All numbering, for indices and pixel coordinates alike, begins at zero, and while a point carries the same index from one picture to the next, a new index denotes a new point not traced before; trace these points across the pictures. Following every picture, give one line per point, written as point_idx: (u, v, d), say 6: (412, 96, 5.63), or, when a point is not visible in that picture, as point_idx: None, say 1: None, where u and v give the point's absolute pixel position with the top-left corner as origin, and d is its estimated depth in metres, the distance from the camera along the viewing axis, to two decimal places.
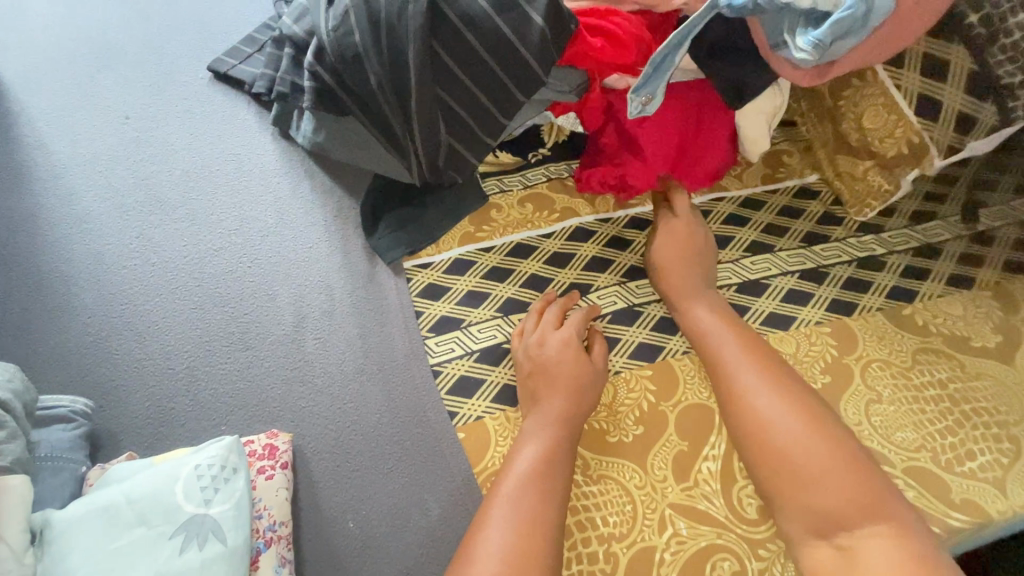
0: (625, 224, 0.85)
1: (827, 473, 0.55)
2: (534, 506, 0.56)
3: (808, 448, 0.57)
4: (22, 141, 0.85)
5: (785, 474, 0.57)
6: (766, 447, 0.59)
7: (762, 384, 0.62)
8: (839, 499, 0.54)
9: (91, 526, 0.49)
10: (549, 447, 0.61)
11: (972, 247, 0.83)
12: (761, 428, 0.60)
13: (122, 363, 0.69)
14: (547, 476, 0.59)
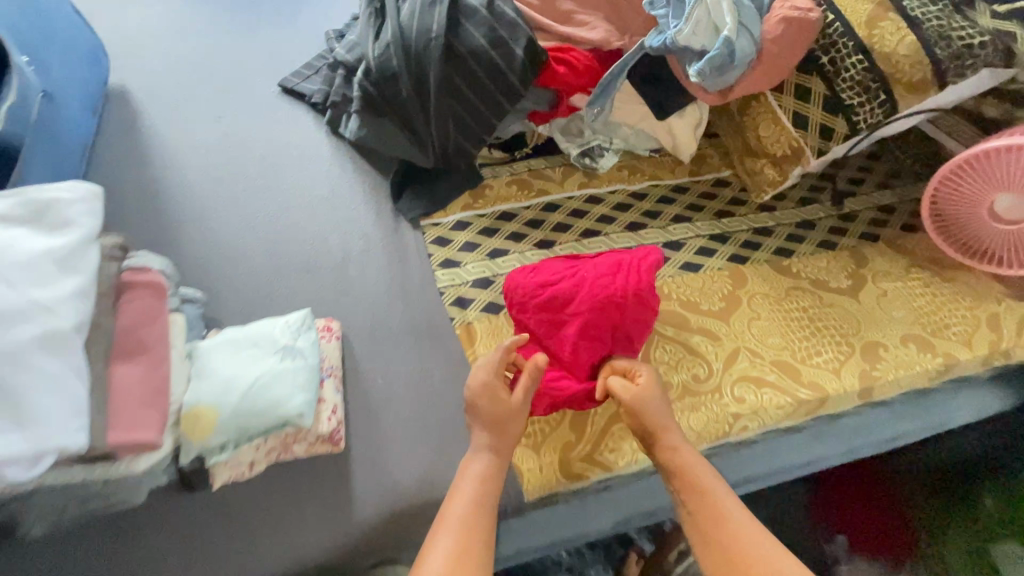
0: (584, 200, 1.14)
1: (739, 544, 0.73)
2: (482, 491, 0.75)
3: (735, 544, 0.74)
4: (142, 129, 1.15)
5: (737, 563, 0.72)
6: (698, 516, 0.77)
7: (729, 507, 0.77)
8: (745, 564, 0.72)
9: (220, 348, 0.74)
10: (491, 466, 0.77)
11: (840, 222, 1.13)
12: (731, 539, 0.74)
13: (220, 277, 0.96)
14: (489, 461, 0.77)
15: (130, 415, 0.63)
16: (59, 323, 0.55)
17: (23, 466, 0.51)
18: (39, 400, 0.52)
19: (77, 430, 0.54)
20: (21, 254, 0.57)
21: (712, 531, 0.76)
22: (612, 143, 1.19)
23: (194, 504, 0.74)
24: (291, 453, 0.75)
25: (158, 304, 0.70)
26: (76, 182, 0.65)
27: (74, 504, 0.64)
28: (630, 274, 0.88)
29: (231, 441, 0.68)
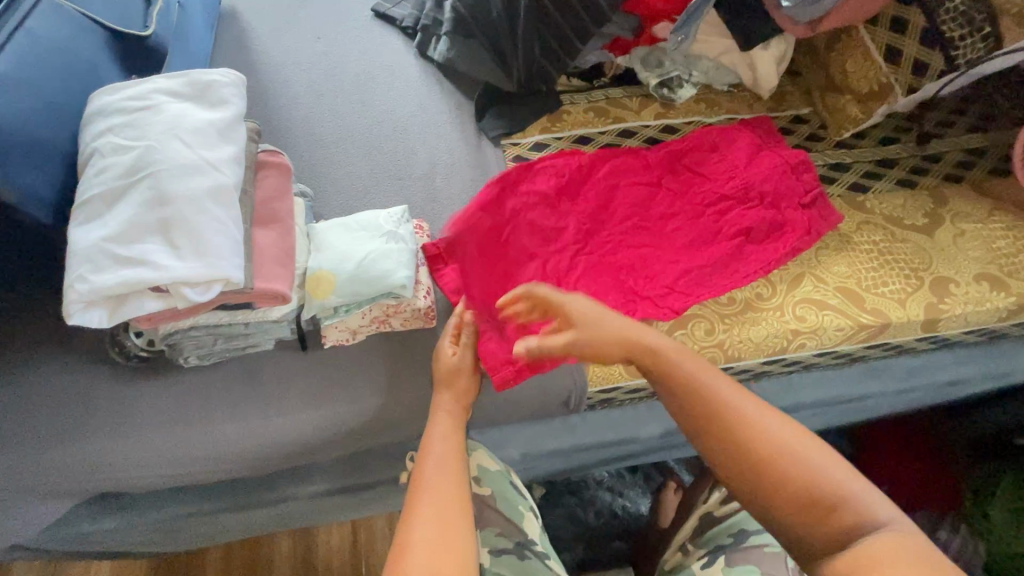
0: (660, 129, 1.18)
1: (774, 444, 0.63)
2: (445, 453, 0.72)
3: (768, 436, 0.63)
4: (251, 45, 1.26)
5: (756, 468, 0.63)
6: (714, 410, 0.66)
7: (723, 391, 0.67)
8: (781, 466, 0.62)
9: (335, 228, 0.85)
10: (446, 431, 0.75)
11: (922, 163, 1.11)
12: (721, 429, 0.65)
13: (323, 178, 1.07)
14: (449, 429, 0.76)
15: (269, 268, 0.74)
16: (222, 179, 0.66)
17: (199, 288, 0.63)
18: (210, 239, 0.63)
19: (236, 266, 0.65)
20: (190, 122, 0.68)
21: (750, 417, 0.65)
22: (691, 74, 1.20)
23: (309, 364, 0.87)
24: (388, 326, 0.86)
25: (286, 183, 0.81)
26: (227, 70, 0.75)
27: (220, 342, 0.78)
28: (572, 220, 0.97)
29: (344, 305, 0.80)
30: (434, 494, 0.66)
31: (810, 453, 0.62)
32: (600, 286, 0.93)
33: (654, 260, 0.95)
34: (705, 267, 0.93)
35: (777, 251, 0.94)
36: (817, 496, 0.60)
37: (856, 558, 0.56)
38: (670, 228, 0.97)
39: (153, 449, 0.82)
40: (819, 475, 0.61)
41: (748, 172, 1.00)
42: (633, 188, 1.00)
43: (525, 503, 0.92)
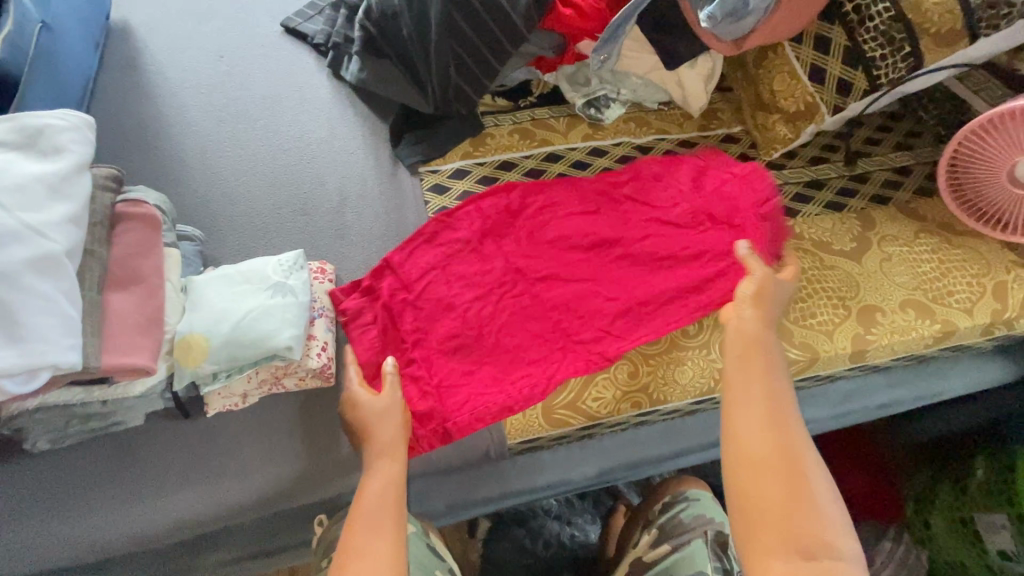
0: (587, 151, 1.12)
1: (768, 441, 0.66)
2: (378, 506, 0.66)
3: (764, 437, 0.66)
4: (142, 65, 1.14)
5: (781, 470, 0.64)
6: (741, 396, 0.70)
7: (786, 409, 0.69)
8: (773, 463, 0.64)
9: (216, 281, 0.76)
10: (384, 483, 0.69)
11: (850, 183, 1.09)
12: (776, 428, 0.67)
13: (218, 215, 0.97)
14: (387, 484, 0.69)
15: (125, 340, 0.65)
16: (48, 246, 0.57)
17: (19, 378, 0.54)
18: (30, 320, 0.54)
19: (68, 349, 0.55)
20: (11, 179, 0.58)
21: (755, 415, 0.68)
22: (619, 93, 1.15)
23: (193, 433, 0.78)
24: (281, 387, 0.78)
25: (153, 236, 0.71)
26: (66, 110, 0.65)
27: (75, 423, 0.68)
28: (498, 260, 0.92)
29: (222, 370, 0.71)
30: (366, 549, 0.62)
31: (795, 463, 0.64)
32: (524, 338, 0.88)
33: (589, 300, 0.90)
34: (643, 304, 0.90)
35: (716, 291, 0.91)
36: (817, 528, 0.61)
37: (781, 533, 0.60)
38: (610, 261, 0.93)
39: (9, 544, 0.72)
40: (832, 514, 0.62)
41: (689, 198, 0.97)
42: (567, 220, 0.95)
43: (446, 568, 0.86)
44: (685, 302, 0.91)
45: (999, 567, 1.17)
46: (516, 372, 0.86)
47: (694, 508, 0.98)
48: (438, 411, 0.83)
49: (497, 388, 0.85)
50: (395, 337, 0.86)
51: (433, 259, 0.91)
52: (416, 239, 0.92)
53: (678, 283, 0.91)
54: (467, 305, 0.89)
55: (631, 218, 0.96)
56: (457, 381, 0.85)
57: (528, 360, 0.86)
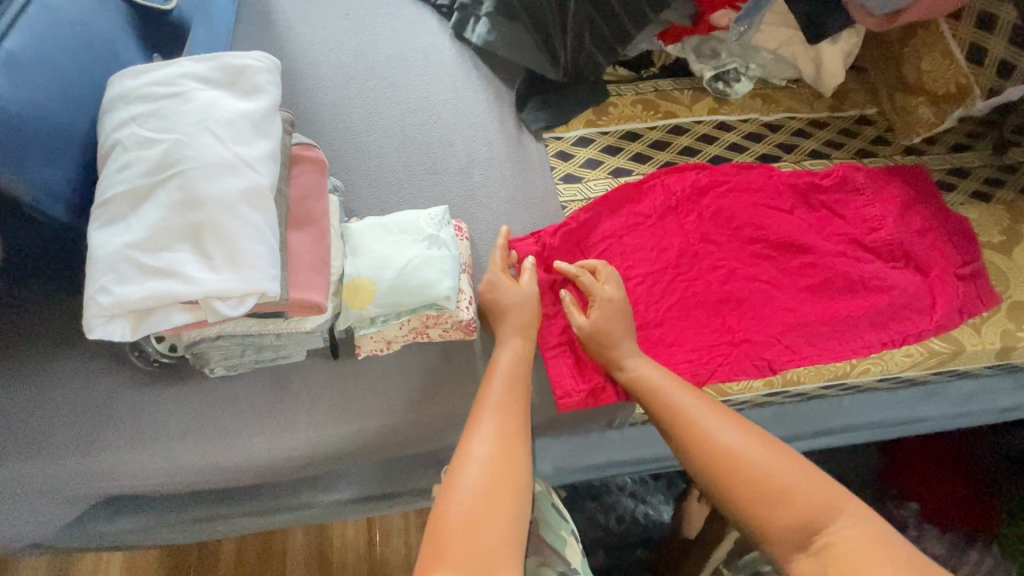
0: (713, 126, 1.10)
1: (751, 453, 0.64)
2: (507, 396, 0.71)
3: (743, 455, 0.64)
4: (277, 20, 1.17)
5: (722, 464, 0.64)
6: (676, 414, 0.70)
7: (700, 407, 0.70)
8: (774, 482, 0.61)
9: (373, 230, 0.78)
10: (513, 388, 0.72)
11: (998, 172, 1.03)
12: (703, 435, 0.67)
13: (352, 168, 1.00)
14: (512, 388, 0.72)
15: (304, 276, 0.68)
16: (258, 180, 0.59)
17: (231, 301, 0.57)
18: (244, 246, 0.57)
19: (272, 278, 0.58)
20: (223, 113, 0.61)
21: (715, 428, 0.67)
22: (749, 68, 1.13)
23: (341, 373, 0.81)
24: (426, 336, 0.80)
25: (321, 180, 0.74)
26: (260, 52, 0.67)
27: (249, 352, 0.72)
28: (673, 234, 0.90)
29: (383, 315, 0.74)
30: (500, 424, 0.67)
31: (792, 478, 0.61)
32: (698, 320, 0.85)
33: (764, 300, 0.86)
34: (817, 324, 0.84)
35: (883, 292, 0.86)
36: (797, 509, 0.59)
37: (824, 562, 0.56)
38: (790, 268, 0.88)
39: (175, 460, 0.76)
40: (797, 487, 0.61)
41: (895, 228, 0.89)
42: (763, 212, 0.91)
43: (566, 527, 0.86)
44: (860, 334, 0.84)
45: None
46: (675, 351, 0.84)
47: None
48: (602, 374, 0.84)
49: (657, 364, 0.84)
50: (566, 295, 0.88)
51: (613, 225, 0.91)
52: (597, 207, 0.92)
53: (848, 278, 0.87)
54: (638, 278, 0.88)
55: (831, 230, 0.91)
56: None
57: (690, 348, 0.84)
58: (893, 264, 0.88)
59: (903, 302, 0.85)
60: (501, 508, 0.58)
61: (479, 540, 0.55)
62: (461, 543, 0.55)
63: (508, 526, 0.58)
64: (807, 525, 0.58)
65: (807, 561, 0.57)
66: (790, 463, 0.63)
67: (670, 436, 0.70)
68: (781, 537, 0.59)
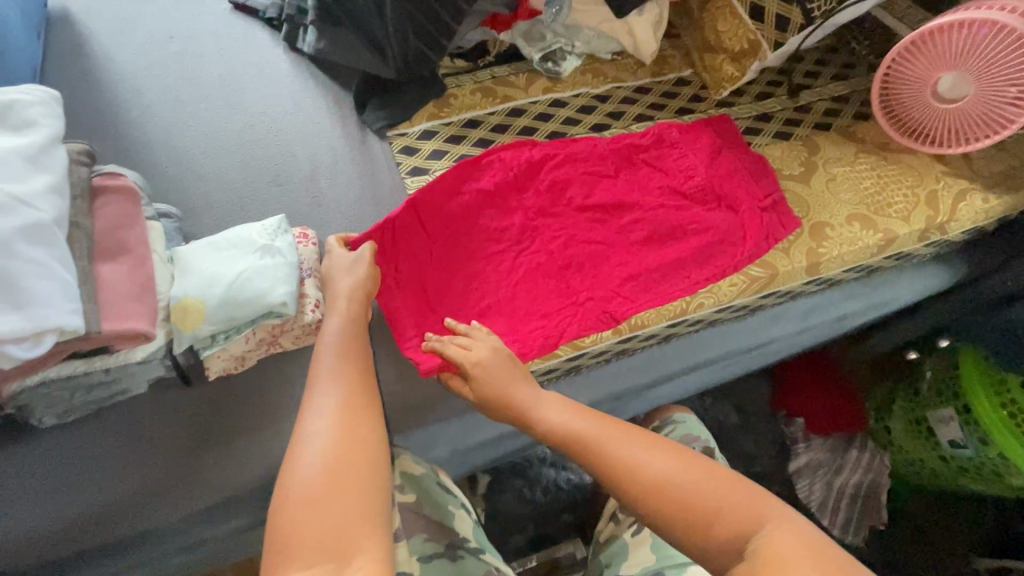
0: (549, 104, 1.16)
1: (675, 473, 0.65)
2: (340, 364, 0.70)
3: (661, 475, 0.65)
4: (92, 50, 1.11)
5: (652, 492, 0.64)
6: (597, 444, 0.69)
7: (614, 433, 0.70)
8: (699, 499, 0.63)
9: (203, 249, 0.77)
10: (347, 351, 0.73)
11: (795, 113, 1.17)
12: (628, 465, 0.66)
13: (190, 193, 0.97)
14: (348, 353, 0.72)
15: (120, 305, 0.66)
16: (37, 216, 0.58)
17: (26, 344, 0.55)
18: (27, 285, 0.55)
19: (70, 312, 0.57)
20: None
21: (637, 456, 0.67)
22: (574, 46, 1.19)
23: (197, 400, 0.80)
24: (279, 347, 0.81)
25: (134, 207, 0.72)
26: (32, 86, 0.65)
27: (80, 394, 0.70)
28: (511, 214, 0.95)
29: (221, 331, 0.74)
30: (339, 395, 0.66)
31: (712, 491, 0.63)
32: (543, 289, 0.91)
33: (601, 260, 0.94)
34: (649, 272, 0.93)
35: (702, 236, 0.96)
36: (726, 522, 0.61)
37: (757, 564, 0.57)
38: (621, 225, 0.96)
39: (18, 529, 0.72)
40: (722, 500, 0.63)
41: (706, 174, 0.99)
42: (591, 181, 0.98)
43: (457, 502, 0.91)
44: (688, 274, 0.94)
45: (951, 455, 1.23)
46: (526, 324, 0.89)
47: (681, 429, 1.09)
48: None
49: (513, 338, 0.88)
50: (418, 290, 0.89)
51: (454, 214, 0.93)
52: (436, 197, 0.94)
53: (669, 227, 0.96)
54: (485, 260, 0.92)
55: (654, 185, 0.99)
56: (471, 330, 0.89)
57: (539, 316, 0.89)
58: (708, 206, 0.98)
59: (719, 238, 0.95)
60: (349, 472, 0.60)
61: (324, 516, 0.56)
62: (308, 526, 0.55)
63: (364, 502, 0.58)
64: (740, 541, 0.60)
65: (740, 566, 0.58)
66: (708, 476, 0.65)
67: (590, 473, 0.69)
68: (715, 552, 0.61)
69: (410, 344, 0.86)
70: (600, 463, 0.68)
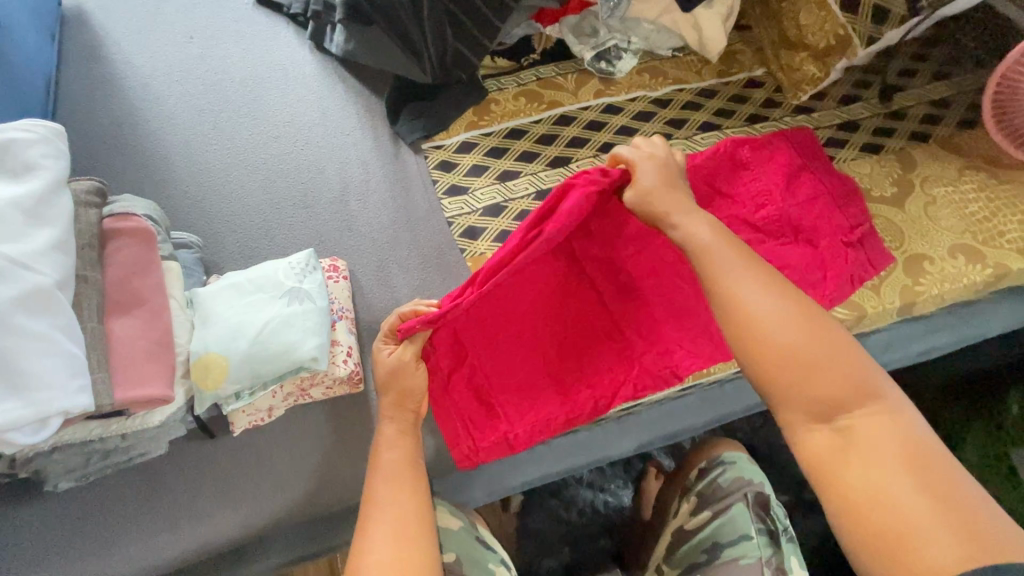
0: (601, 110, 1.04)
1: (795, 332, 0.56)
2: (394, 475, 0.66)
3: (786, 333, 0.57)
4: (110, 54, 1.04)
5: (765, 338, 0.57)
6: (731, 267, 0.60)
7: (748, 268, 0.60)
8: (814, 361, 0.55)
9: (225, 294, 0.70)
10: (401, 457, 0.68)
11: (886, 121, 1.01)
12: (746, 310, 0.59)
13: (213, 215, 0.90)
14: (402, 461, 0.68)
15: (133, 368, 0.59)
16: (38, 280, 0.51)
17: (29, 429, 0.50)
18: (29, 364, 0.49)
19: (76, 391, 0.52)
20: None
21: (756, 298, 0.58)
22: (630, 42, 1.06)
23: (221, 454, 0.74)
24: (308, 397, 0.74)
25: (149, 252, 0.65)
26: (33, 121, 0.58)
27: (96, 459, 0.64)
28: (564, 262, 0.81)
29: (245, 388, 0.66)
30: (392, 520, 0.62)
31: (831, 358, 0.56)
32: (597, 349, 0.81)
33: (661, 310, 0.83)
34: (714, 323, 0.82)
35: (781, 279, 0.83)
36: (839, 391, 0.55)
37: (840, 439, 0.54)
38: None
39: None
40: (848, 370, 0.55)
41: (783, 203, 0.86)
42: None
43: (497, 558, 0.85)
44: None
45: None
46: (577, 387, 0.80)
47: (731, 472, 0.95)
48: (504, 424, 0.78)
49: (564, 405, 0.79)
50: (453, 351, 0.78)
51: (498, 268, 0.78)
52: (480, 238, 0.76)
53: None
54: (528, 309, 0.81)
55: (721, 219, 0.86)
56: (514, 391, 0.80)
57: (591, 379, 0.80)
58: (783, 240, 0.85)
59: (795, 280, 0.83)
60: None
61: None
62: None
63: None
64: (841, 408, 0.54)
65: (826, 437, 0.54)
66: (832, 345, 0.56)
67: (706, 296, 0.62)
68: (805, 412, 0.55)
69: (446, 420, 0.78)
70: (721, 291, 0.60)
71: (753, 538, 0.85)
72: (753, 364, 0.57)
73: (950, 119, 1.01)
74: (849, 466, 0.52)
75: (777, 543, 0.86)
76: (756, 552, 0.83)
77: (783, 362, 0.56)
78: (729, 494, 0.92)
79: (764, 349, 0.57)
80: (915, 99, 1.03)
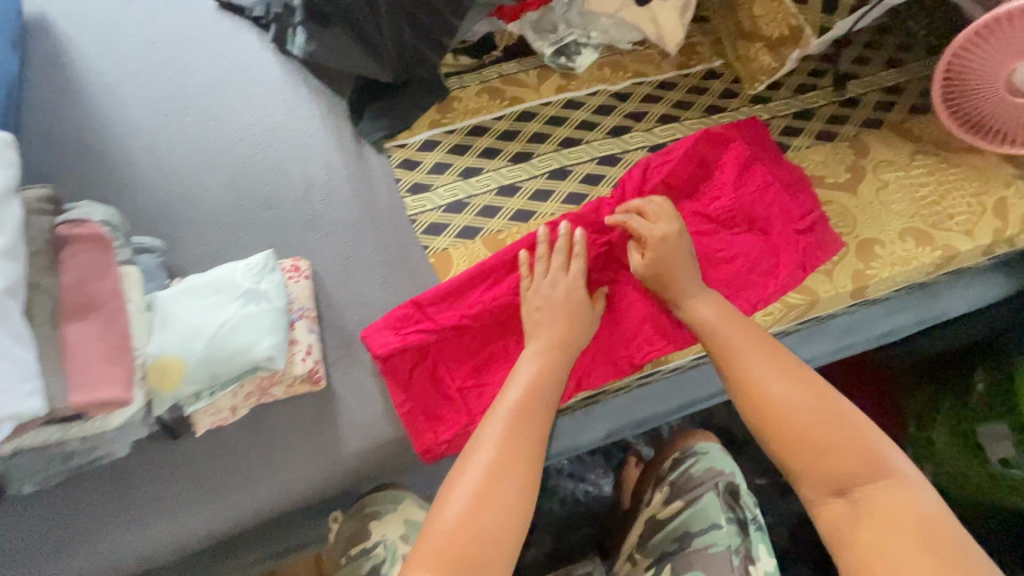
0: (563, 105, 1.05)
1: (807, 410, 0.62)
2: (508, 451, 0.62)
3: (799, 409, 0.62)
4: (72, 61, 1.04)
5: (785, 436, 0.62)
6: (751, 404, 0.65)
7: (772, 371, 0.66)
8: (820, 433, 0.60)
9: (183, 296, 0.71)
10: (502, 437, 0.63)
11: (841, 109, 1.03)
12: (761, 388, 0.65)
13: (178, 220, 0.91)
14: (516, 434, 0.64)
15: (91, 371, 0.61)
16: None
17: None
18: None
19: (31, 394, 0.55)
20: None
21: (767, 382, 0.65)
22: (590, 37, 1.07)
23: (187, 453, 0.75)
24: (271, 396, 0.76)
25: (103, 256, 0.66)
26: None
27: (59, 462, 0.66)
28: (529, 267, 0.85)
29: (204, 389, 0.69)
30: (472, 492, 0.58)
31: (846, 436, 0.60)
32: None
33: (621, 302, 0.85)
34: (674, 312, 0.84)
35: (737, 265, 0.85)
36: (853, 465, 0.58)
37: (855, 509, 0.56)
38: None
39: None
40: (865, 442, 0.59)
41: (735, 193, 0.88)
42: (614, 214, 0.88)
43: None
44: None
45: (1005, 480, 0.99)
46: None
47: (703, 461, 0.92)
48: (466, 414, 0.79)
49: None
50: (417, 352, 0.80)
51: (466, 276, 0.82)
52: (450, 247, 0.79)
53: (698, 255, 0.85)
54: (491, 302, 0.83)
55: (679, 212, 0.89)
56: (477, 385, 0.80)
57: None
58: (738, 229, 0.88)
59: (749, 266, 0.85)
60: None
61: None
62: None
63: None
64: (856, 475, 0.58)
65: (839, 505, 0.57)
66: (844, 418, 0.61)
67: (723, 370, 0.69)
68: (817, 481, 0.59)
69: (410, 415, 0.78)
70: (742, 391, 0.66)
71: (722, 527, 0.83)
72: (764, 428, 0.63)
73: (902, 106, 1.03)
74: (863, 537, 0.54)
75: (745, 532, 0.84)
76: (726, 540, 0.81)
77: (791, 421, 0.62)
78: (700, 483, 0.90)
79: (780, 421, 0.62)
80: (869, 87, 1.05)
